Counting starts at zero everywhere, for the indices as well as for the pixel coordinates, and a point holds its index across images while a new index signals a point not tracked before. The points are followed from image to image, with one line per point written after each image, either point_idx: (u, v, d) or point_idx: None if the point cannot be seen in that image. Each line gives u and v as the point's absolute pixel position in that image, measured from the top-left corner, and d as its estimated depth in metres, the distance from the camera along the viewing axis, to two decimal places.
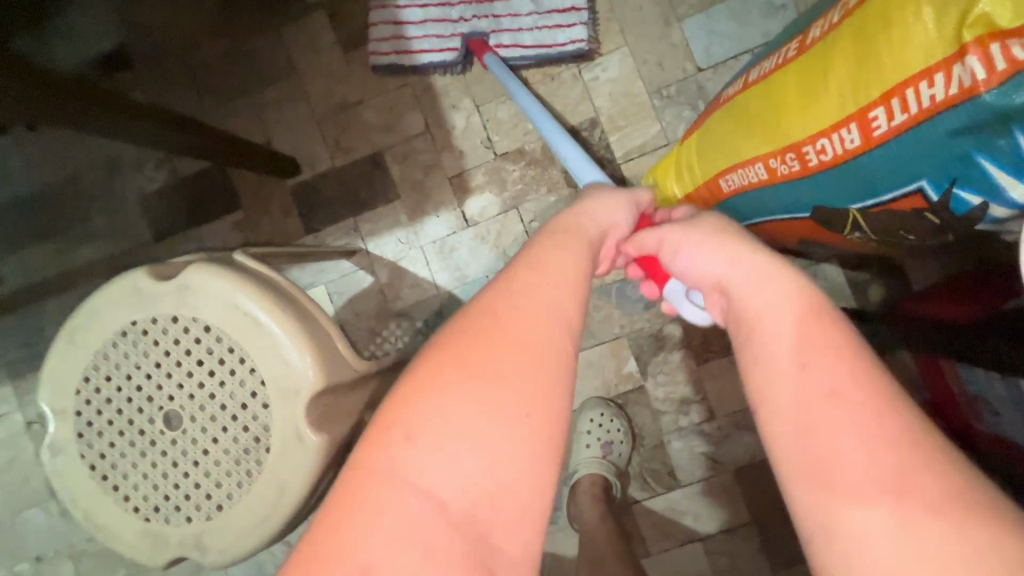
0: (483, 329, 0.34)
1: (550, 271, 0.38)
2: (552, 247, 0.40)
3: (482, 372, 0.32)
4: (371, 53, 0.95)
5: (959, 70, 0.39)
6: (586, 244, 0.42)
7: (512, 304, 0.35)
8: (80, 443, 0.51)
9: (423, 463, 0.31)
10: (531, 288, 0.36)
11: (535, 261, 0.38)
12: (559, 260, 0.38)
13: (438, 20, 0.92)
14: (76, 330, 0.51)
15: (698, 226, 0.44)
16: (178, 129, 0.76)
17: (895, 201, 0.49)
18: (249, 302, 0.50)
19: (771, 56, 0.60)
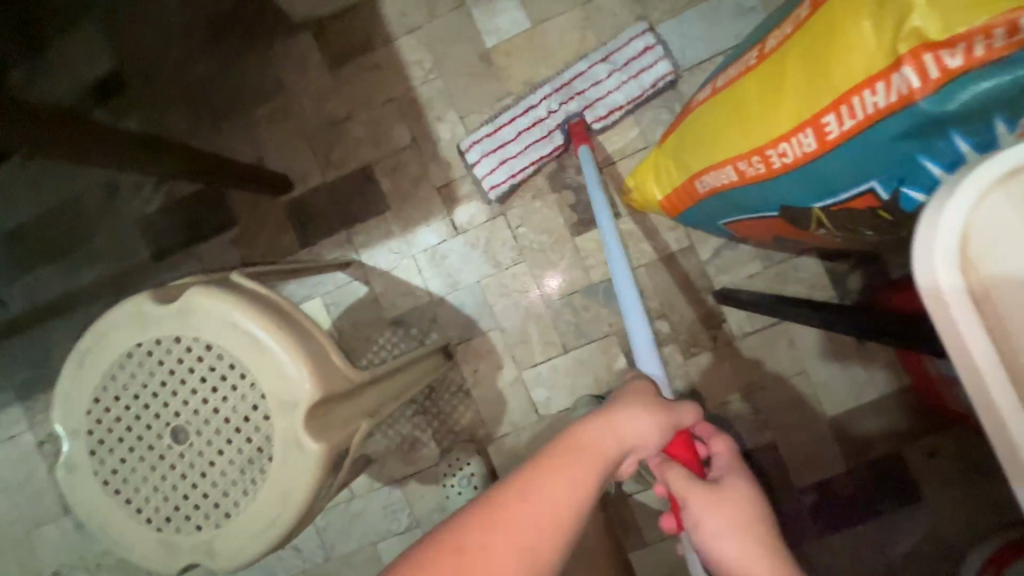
0: (458, 575, 0.34)
1: (552, 511, 0.38)
2: (560, 476, 0.40)
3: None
4: (486, 188, 0.93)
5: (897, 79, 0.42)
6: (597, 469, 0.41)
7: (502, 553, 0.36)
8: (93, 460, 0.54)
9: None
10: (521, 538, 0.36)
11: (543, 495, 0.38)
12: (560, 500, 0.38)
13: (530, 126, 0.92)
14: (84, 353, 0.54)
15: (728, 504, 0.45)
16: (166, 155, 0.79)
17: (851, 200, 0.52)
18: (248, 322, 0.53)
19: (735, 63, 0.63)
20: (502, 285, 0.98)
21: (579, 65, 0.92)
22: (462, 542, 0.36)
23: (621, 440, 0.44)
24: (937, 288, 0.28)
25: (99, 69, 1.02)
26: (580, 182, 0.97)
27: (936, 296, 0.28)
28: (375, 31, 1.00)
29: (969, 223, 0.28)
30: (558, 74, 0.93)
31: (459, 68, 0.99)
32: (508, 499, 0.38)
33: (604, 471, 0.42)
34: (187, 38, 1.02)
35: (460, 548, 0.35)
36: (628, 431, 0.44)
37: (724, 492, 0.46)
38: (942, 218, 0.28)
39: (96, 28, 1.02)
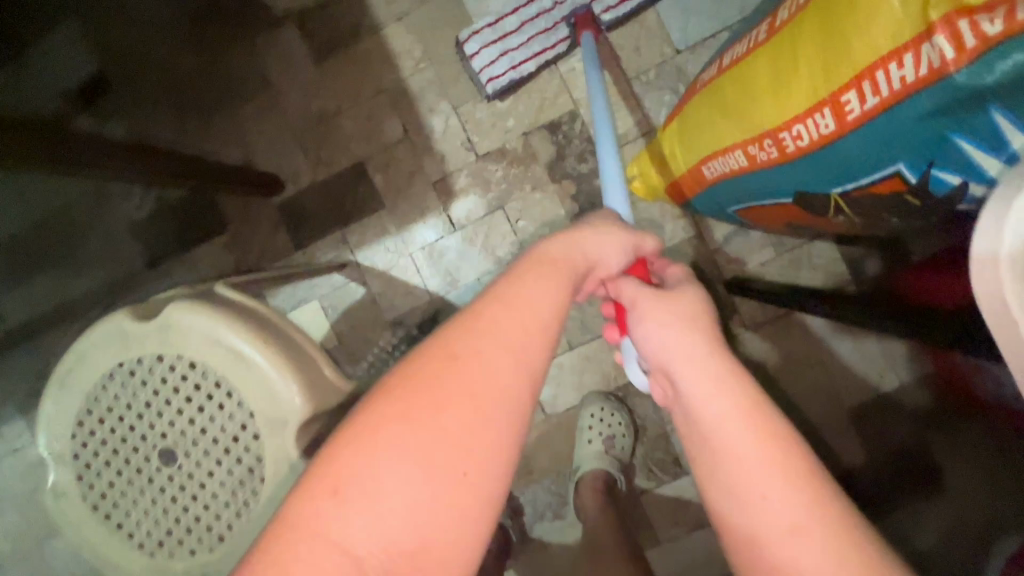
0: (446, 375, 0.33)
1: (526, 316, 0.36)
2: (536, 283, 0.38)
3: (430, 432, 0.31)
4: (485, 81, 0.91)
5: (928, 50, 0.38)
6: (568, 276, 0.40)
7: (487, 352, 0.34)
8: (81, 485, 0.52)
9: (356, 525, 0.30)
10: (497, 333, 0.34)
11: (511, 296, 0.36)
12: (539, 303, 0.37)
13: (535, 17, 0.90)
14: (65, 375, 0.52)
15: (677, 303, 0.42)
16: (152, 164, 0.76)
17: (874, 184, 0.48)
18: (232, 336, 0.50)
19: (743, 39, 0.58)
20: None
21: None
22: (455, 349, 0.34)
23: (586, 254, 0.43)
24: (994, 253, 0.28)
25: (82, 73, 0.99)
26: (581, 172, 0.92)
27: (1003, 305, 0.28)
28: (362, 20, 0.96)
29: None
30: None
31: (450, 55, 0.94)
32: (488, 305, 0.36)
33: (573, 279, 0.40)
34: (169, 37, 0.98)
35: (446, 358, 0.33)
36: (588, 244, 0.44)
37: (670, 296, 0.43)
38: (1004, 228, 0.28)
39: (76, 30, 0.99)
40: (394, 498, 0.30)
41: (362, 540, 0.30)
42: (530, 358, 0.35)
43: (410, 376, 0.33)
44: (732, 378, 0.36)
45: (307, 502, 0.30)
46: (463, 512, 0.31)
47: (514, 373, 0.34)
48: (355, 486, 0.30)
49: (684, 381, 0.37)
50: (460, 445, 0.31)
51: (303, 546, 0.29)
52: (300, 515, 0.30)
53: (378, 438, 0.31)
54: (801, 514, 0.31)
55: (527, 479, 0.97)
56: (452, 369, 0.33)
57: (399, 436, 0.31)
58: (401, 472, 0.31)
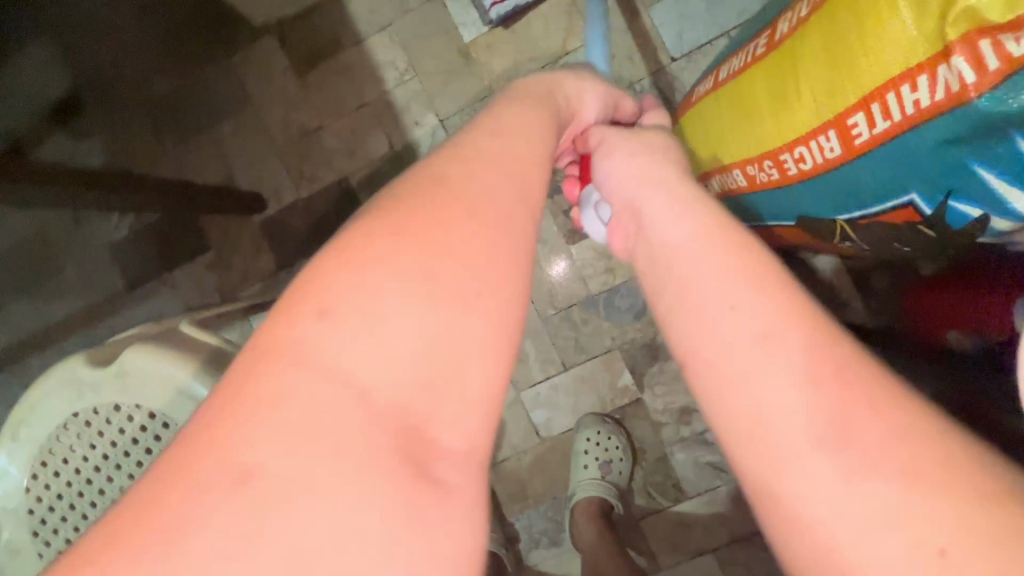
0: (433, 193, 0.31)
1: (518, 146, 0.35)
2: (521, 123, 0.38)
3: (423, 233, 0.29)
4: (488, 3, 0.86)
5: (945, 73, 0.34)
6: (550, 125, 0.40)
7: (475, 169, 0.32)
8: (37, 543, 0.48)
9: (348, 344, 0.26)
10: (483, 152, 0.34)
11: (498, 130, 0.36)
12: (528, 139, 0.36)
13: None
14: (18, 426, 0.48)
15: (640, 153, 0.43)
16: (131, 192, 0.73)
17: (885, 214, 0.44)
18: (193, 383, 0.47)
19: (739, 52, 0.55)
20: None
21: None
22: (444, 173, 0.32)
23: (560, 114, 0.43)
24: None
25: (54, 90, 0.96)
26: None
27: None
28: (344, 31, 0.92)
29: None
30: None
31: (435, 66, 0.91)
32: (478, 139, 0.35)
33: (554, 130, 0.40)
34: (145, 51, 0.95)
35: (438, 179, 0.31)
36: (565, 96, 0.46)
37: (640, 136, 0.45)
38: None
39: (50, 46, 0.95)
40: (388, 307, 0.27)
41: (355, 365, 0.26)
42: (522, 173, 0.34)
43: (397, 197, 0.31)
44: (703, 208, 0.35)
45: (287, 321, 0.27)
46: (467, 321, 0.28)
47: (508, 182, 0.33)
48: (346, 303, 0.27)
49: (650, 214, 0.36)
50: (451, 251, 0.29)
51: (281, 365, 0.25)
52: (273, 338, 0.26)
53: (366, 250, 0.28)
54: (767, 316, 0.28)
55: (522, 504, 0.93)
56: (442, 182, 0.31)
57: (391, 242, 0.28)
58: (393, 279, 0.27)
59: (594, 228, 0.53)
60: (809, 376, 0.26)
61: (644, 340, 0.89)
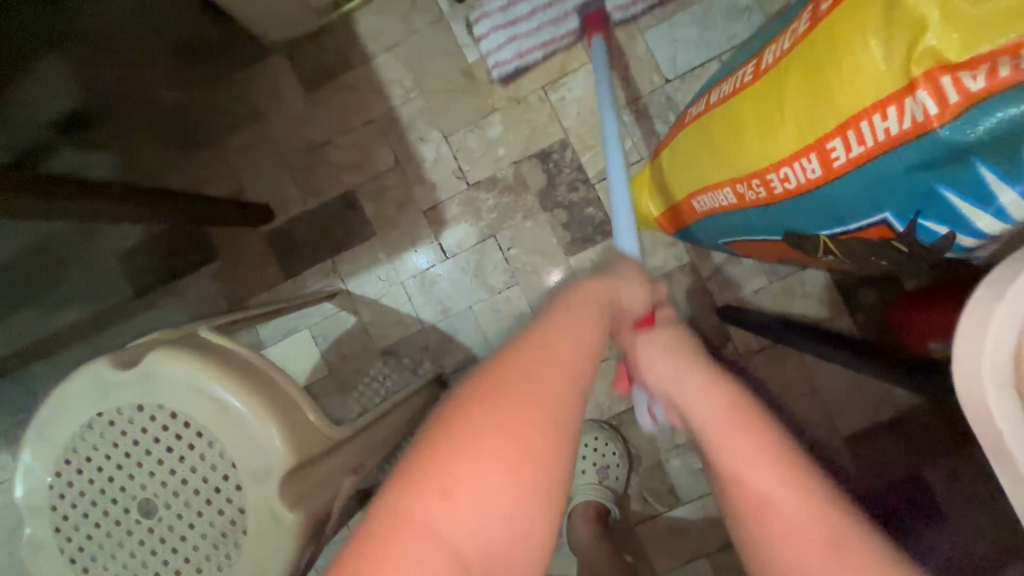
0: (523, 388, 0.35)
1: (584, 336, 0.39)
2: (582, 309, 0.41)
3: (525, 429, 0.34)
4: (491, 65, 0.93)
5: (911, 104, 0.38)
6: (603, 305, 0.43)
7: (552, 365, 0.37)
8: (59, 538, 0.51)
9: (456, 525, 0.32)
10: (564, 347, 0.38)
11: (565, 320, 0.40)
12: (589, 329, 0.40)
13: (547, 4, 0.91)
14: (43, 426, 0.51)
15: (665, 335, 0.49)
16: (136, 204, 0.74)
17: (862, 230, 0.47)
18: (214, 384, 0.49)
19: (729, 78, 0.59)
20: (496, 310, 0.95)
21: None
22: (530, 368, 0.36)
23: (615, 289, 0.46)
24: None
25: None
26: (572, 200, 0.92)
27: (986, 415, 0.28)
28: (351, 49, 0.96)
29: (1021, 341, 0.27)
30: None
31: (439, 84, 0.94)
32: (551, 329, 0.39)
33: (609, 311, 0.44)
34: None
35: (528, 375, 0.36)
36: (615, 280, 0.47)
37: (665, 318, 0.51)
38: (983, 342, 0.28)
39: None
40: (492, 499, 0.32)
41: (463, 542, 0.32)
42: (594, 368, 0.39)
43: (487, 383, 0.35)
44: (725, 384, 0.43)
45: (412, 497, 0.32)
46: (538, 513, 0.34)
47: (584, 383, 0.38)
48: (463, 489, 0.32)
49: (683, 394, 0.44)
50: (538, 450, 0.34)
51: (404, 539, 0.31)
52: (403, 508, 0.32)
53: (473, 437, 0.33)
54: (778, 481, 0.36)
55: None
56: (532, 375, 0.36)
57: (498, 436, 0.33)
58: (496, 473, 0.33)
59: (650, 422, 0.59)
60: (805, 547, 0.33)
61: None
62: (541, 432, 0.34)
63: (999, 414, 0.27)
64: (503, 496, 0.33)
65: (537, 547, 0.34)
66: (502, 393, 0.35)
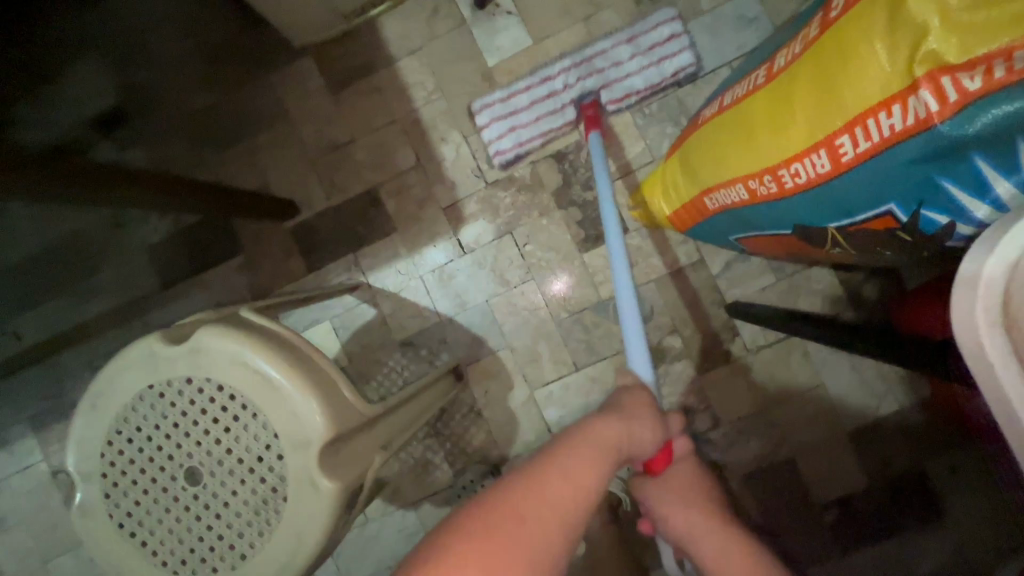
0: (515, 531, 0.38)
1: (580, 480, 0.43)
2: (585, 455, 0.45)
3: (507, 572, 0.36)
4: (492, 153, 0.96)
5: (914, 102, 0.41)
6: (606, 448, 0.47)
7: (543, 506, 0.40)
8: (108, 503, 0.54)
9: None
10: (558, 490, 0.42)
11: (566, 463, 0.44)
12: (589, 476, 0.44)
13: (544, 97, 0.93)
14: (96, 396, 0.54)
15: (684, 489, 0.60)
16: (161, 189, 0.76)
17: (868, 222, 0.51)
18: (258, 361, 0.52)
19: (742, 81, 0.62)
20: (511, 304, 0.98)
21: (603, 42, 0.92)
22: (525, 510, 0.39)
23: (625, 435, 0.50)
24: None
25: (101, 104, 1.03)
26: (587, 199, 0.96)
27: (975, 346, 0.32)
28: (376, 53, 1.00)
29: (1006, 282, 0.32)
30: (584, 49, 0.93)
31: (460, 87, 0.98)
32: (552, 473, 0.43)
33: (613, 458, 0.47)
34: (187, 68, 1.02)
35: (520, 515, 0.39)
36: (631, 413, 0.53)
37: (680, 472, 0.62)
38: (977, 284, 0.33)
39: (101, 64, 1.03)
40: None
41: None
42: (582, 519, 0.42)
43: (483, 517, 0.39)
44: (743, 539, 0.54)
45: None
46: None
47: (567, 525, 0.40)
48: None
49: (709, 546, 0.54)
50: None
51: None
52: None
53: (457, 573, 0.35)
54: None
55: None
56: (523, 517, 0.39)
57: (479, 573, 0.36)
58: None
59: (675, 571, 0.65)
60: None
61: (651, 343, 0.95)
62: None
63: (985, 342, 0.31)
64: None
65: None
66: (494, 529, 0.38)
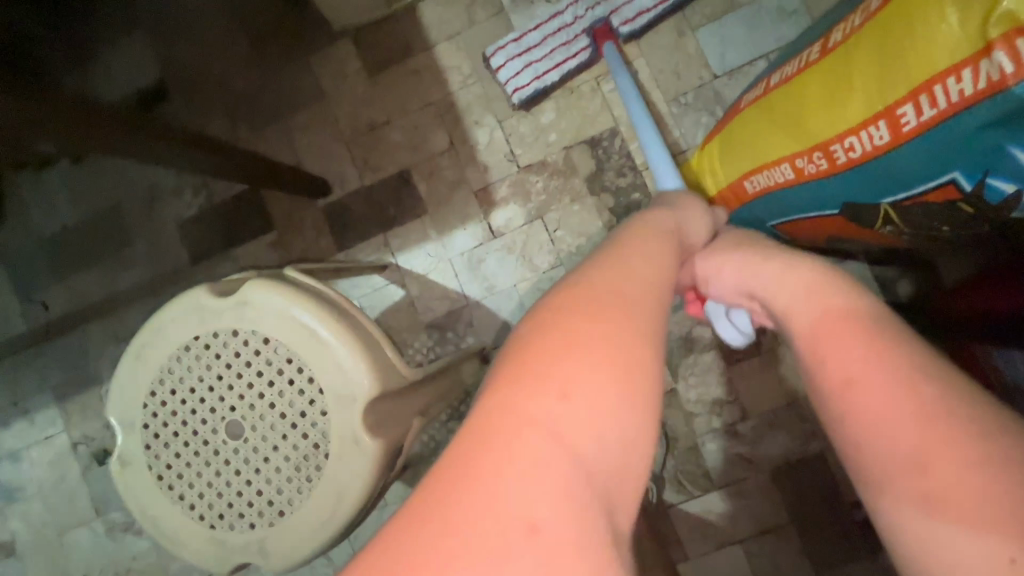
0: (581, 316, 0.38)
1: (635, 267, 0.43)
2: (637, 250, 0.46)
3: (591, 348, 0.37)
4: (511, 92, 0.94)
5: (986, 66, 0.41)
6: (655, 239, 0.49)
7: (604, 293, 0.40)
8: (148, 455, 0.54)
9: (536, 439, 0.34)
10: (636, 264, 0.44)
11: (618, 262, 0.44)
12: (643, 265, 0.44)
13: (556, 30, 0.93)
14: (141, 347, 0.54)
15: (729, 253, 0.54)
16: (202, 150, 0.75)
17: (928, 194, 0.51)
18: (304, 315, 0.52)
19: (791, 61, 0.62)
20: (539, 289, 0.98)
21: None
22: (582, 301, 0.39)
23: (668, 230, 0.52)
24: None
25: (146, 79, 1.05)
26: (620, 187, 0.96)
27: None
28: (413, 37, 1.01)
29: None
30: None
31: None
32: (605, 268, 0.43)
33: (665, 246, 0.49)
34: (229, 48, 1.04)
35: (582, 308, 0.39)
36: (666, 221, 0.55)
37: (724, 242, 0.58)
38: None
39: (145, 41, 1.06)
40: (565, 407, 0.35)
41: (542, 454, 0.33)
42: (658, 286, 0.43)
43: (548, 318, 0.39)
44: (800, 265, 0.46)
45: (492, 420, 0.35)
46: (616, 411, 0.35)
47: (653, 292, 0.42)
48: (535, 405, 0.35)
49: (761, 284, 0.48)
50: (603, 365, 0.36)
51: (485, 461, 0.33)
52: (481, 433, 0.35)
53: (538, 367, 0.36)
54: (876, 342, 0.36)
55: None
56: (588, 303, 0.39)
57: (566, 358, 0.36)
58: (573, 371, 0.36)
59: (725, 330, 0.71)
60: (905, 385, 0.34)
61: (681, 333, 0.94)
62: (612, 346, 0.37)
63: None
64: (614, 384, 0.36)
65: (641, 425, 0.36)
66: (575, 307, 0.39)
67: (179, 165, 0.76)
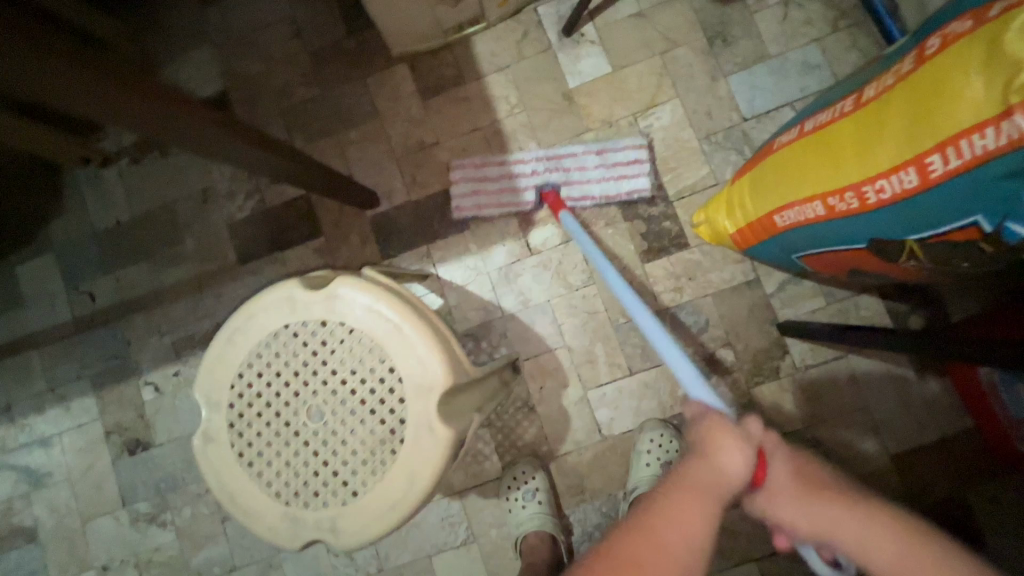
0: None
1: (678, 529, 0.53)
2: (682, 504, 0.54)
3: None
4: (453, 208, 1.05)
5: (1006, 127, 0.48)
6: (700, 494, 0.55)
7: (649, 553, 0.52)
8: (231, 432, 0.58)
9: None
10: (665, 532, 0.53)
11: (661, 516, 0.54)
12: (687, 531, 0.53)
13: (513, 176, 1.04)
14: (233, 332, 0.59)
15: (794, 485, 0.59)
16: (280, 154, 0.80)
17: (952, 233, 0.57)
18: (388, 311, 0.57)
19: (825, 110, 0.70)
20: (572, 306, 1.03)
21: (575, 147, 1.03)
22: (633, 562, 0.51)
23: (721, 473, 0.56)
24: None
25: (209, 89, 1.13)
26: (652, 214, 1.03)
27: None
28: (466, 66, 1.09)
29: None
30: (558, 146, 1.05)
31: (541, 104, 1.07)
32: (658, 531, 0.53)
33: (714, 498, 0.55)
34: (291, 65, 1.11)
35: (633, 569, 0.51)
36: (715, 460, 0.56)
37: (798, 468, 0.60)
38: None
39: (213, 54, 1.13)
40: None
41: None
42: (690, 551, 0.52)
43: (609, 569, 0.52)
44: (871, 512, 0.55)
45: None
46: None
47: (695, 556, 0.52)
48: None
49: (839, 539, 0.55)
50: None
51: None
52: None
53: None
54: None
55: (578, 499, 0.99)
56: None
57: None
58: None
59: None
60: None
61: (705, 354, 0.99)
62: None
63: None
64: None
65: None
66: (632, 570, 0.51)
67: (250, 169, 0.79)
